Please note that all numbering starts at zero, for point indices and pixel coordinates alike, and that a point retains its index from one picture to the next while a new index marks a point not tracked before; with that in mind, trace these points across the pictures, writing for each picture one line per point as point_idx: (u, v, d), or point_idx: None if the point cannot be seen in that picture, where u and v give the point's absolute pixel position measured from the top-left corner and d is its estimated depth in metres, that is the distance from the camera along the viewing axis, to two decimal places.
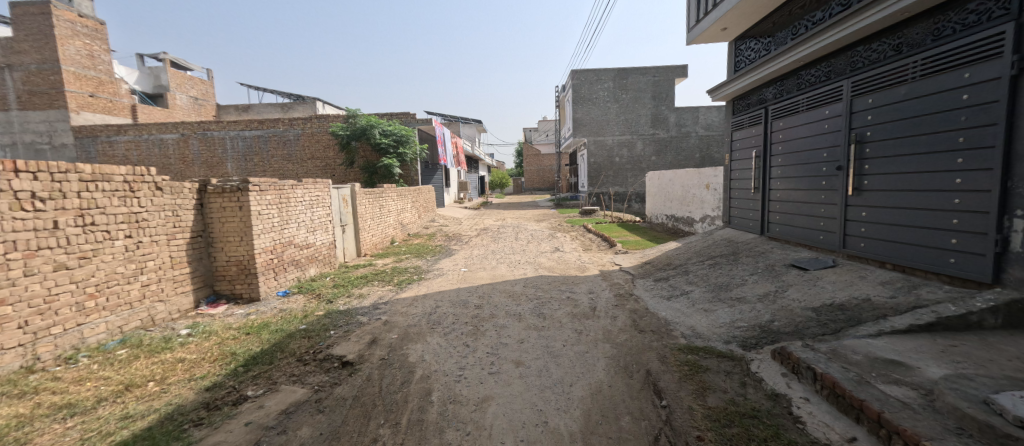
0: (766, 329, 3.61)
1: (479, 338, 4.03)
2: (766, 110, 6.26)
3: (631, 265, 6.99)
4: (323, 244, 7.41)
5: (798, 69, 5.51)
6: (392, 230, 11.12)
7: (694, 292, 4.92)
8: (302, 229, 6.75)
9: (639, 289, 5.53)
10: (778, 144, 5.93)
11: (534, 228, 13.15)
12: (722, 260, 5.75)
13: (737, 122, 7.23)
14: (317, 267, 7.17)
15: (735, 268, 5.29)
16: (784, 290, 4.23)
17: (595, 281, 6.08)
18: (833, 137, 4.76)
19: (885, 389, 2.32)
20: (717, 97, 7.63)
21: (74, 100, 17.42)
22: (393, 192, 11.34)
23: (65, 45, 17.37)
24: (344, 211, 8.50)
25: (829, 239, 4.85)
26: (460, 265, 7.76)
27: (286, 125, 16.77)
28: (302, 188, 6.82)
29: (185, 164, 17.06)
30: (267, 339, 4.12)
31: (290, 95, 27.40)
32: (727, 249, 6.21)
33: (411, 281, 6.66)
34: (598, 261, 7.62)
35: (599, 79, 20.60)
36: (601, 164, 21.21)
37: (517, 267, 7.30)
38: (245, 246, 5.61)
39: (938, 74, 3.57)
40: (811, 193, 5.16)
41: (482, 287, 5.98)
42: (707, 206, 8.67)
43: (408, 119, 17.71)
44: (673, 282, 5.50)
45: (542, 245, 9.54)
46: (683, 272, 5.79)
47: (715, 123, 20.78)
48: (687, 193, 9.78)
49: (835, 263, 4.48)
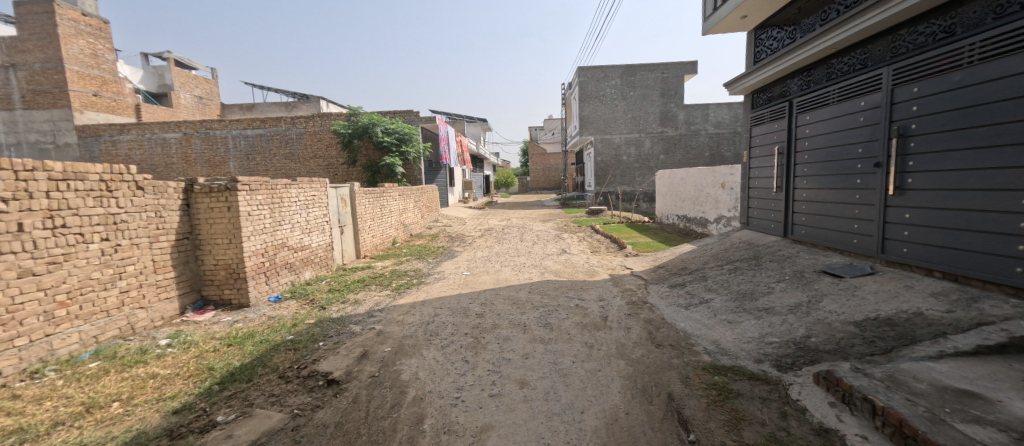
0: (802, 346, 3.20)
1: (479, 352, 3.66)
2: (790, 103, 5.82)
3: (643, 269, 6.59)
4: (319, 246, 7.09)
5: (828, 57, 5.08)
6: (393, 230, 10.81)
7: (714, 300, 4.51)
8: (296, 230, 6.42)
9: (654, 296, 5.13)
10: (803, 140, 5.51)
11: (540, 229, 12.76)
12: (743, 265, 5.33)
13: (756, 117, 6.79)
14: (313, 270, 6.85)
15: (759, 274, 4.86)
16: (819, 300, 3.80)
17: (606, 287, 5.69)
18: (870, 131, 4.34)
19: (967, 431, 1.92)
20: (735, 90, 7.19)
21: (77, 99, 17.34)
22: (394, 192, 11.00)
23: (69, 44, 17.30)
24: (342, 211, 8.18)
25: (865, 243, 4.42)
26: (461, 268, 7.40)
27: (288, 123, 16.53)
28: (297, 187, 6.50)
29: (188, 164, 16.90)
30: (250, 352, 3.79)
31: (295, 94, 27.24)
32: (747, 253, 5.78)
33: (410, 286, 6.30)
34: (608, 264, 7.20)
35: (606, 76, 20.18)
36: (609, 162, 20.73)
37: (522, 270, 6.93)
38: (234, 249, 5.29)
39: (1001, 57, 3.14)
40: (843, 193, 4.74)
41: (485, 293, 5.61)
42: (722, 206, 8.22)
43: (411, 118, 17.39)
44: (690, 288, 5.09)
45: (548, 247, 9.16)
46: (701, 277, 5.38)
47: (726, 120, 20.22)
48: (700, 193, 9.33)
49: (873, 270, 4.06)
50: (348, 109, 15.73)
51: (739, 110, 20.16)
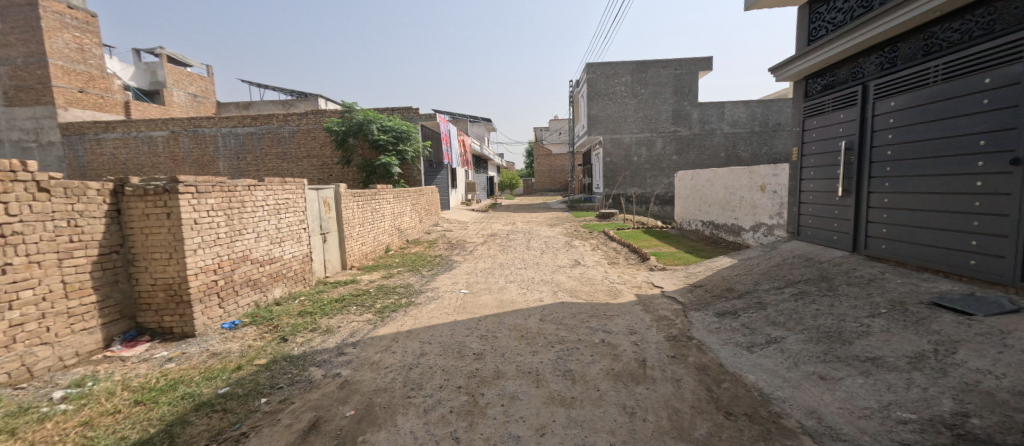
0: (965, 434, 2.10)
1: (475, 424, 2.58)
2: (863, 87, 4.73)
3: (676, 289, 5.48)
4: (294, 258, 6.06)
5: (925, 25, 3.97)
6: (386, 237, 9.78)
7: (788, 340, 3.43)
8: (263, 240, 5.41)
9: (700, 329, 4.04)
10: (884, 132, 4.43)
11: (548, 235, 11.67)
12: (811, 289, 4.23)
13: (812, 107, 5.71)
14: (284, 286, 5.80)
15: (839, 304, 3.76)
16: (952, 351, 2.71)
17: (635, 314, 4.62)
18: (1000, 116, 3.25)
19: None
20: (783, 77, 6.10)
21: (61, 95, 16.48)
22: (388, 193, 10.01)
23: (53, 37, 16.41)
24: (324, 216, 7.16)
25: (991, 266, 3.33)
26: (459, 284, 6.32)
27: (280, 121, 15.61)
28: (264, 189, 5.46)
29: (175, 163, 15.99)
30: (158, 419, 2.73)
31: (293, 92, 26.35)
32: (811, 271, 4.68)
33: (397, 308, 5.22)
34: (631, 281, 6.10)
35: (616, 72, 19.10)
36: (618, 163, 19.58)
37: (531, 288, 5.86)
38: (175, 267, 4.25)
39: None
40: (954, 199, 3.65)
41: (485, 320, 4.53)
42: (762, 212, 7.11)
43: (411, 115, 16.35)
44: (747, 320, 3.99)
45: (560, 258, 8.08)
46: (759, 304, 4.27)
47: (742, 119, 19.07)
48: (732, 196, 8.20)
49: (1017, 306, 2.96)
50: (342, 105, 14.79)
51: (756, 108, 18.99)
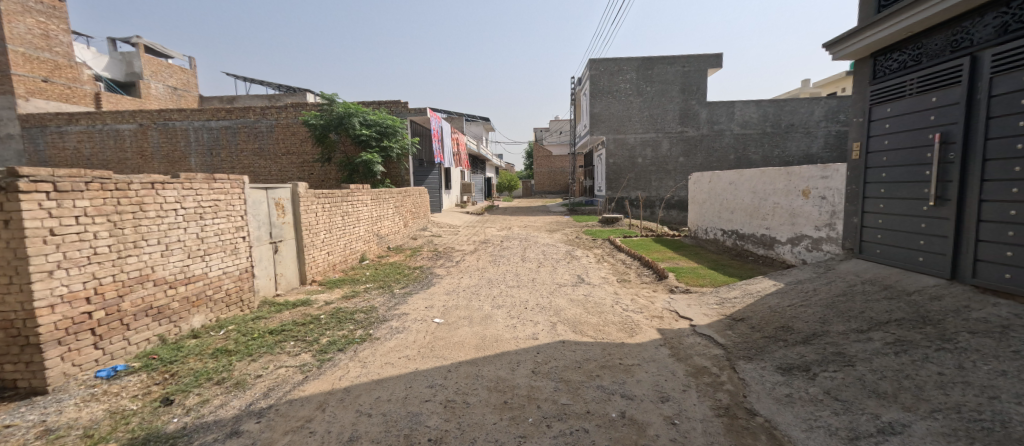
0: None
1: None
2: (971, 59, 3.52)
3: (710, 323, 4.23)
4: (226, 275, 4.83)
5: None
6: (362, 244, 8.55)
7: (917, 431, 2.19)
8: (175, 254, 4.17)
9: (761, 397, 2.79)
10: (1007, 117, 3.21)
11: (546, 243, 10.44)
12: (913, 336, 2.99)
13: (884, 91, 4.49)
14: (207, 313, 4.56)
15: (975, 369, 2.52)
16: None
17: (663, 363, 3.39)
18: None
19: None
20: (842, 54, 4.92)
21: (23, 85, 15.08)
22: (365, 194, 8.80)
23: (13, 22, 15.15)
24: (277, 222, 5.93)
25: None
26: (435, 309, 5.07)
27: (257, 114, 14.44)
28: (178, 187, 4.23)
29: (144, 159, 14.77)
30: None
31: (280, 87, 25.15)
32: (902, 307, 3.44)
33: (346, 346, 3.96)
34: (649, 310, 4.83)
35: (621, 69, 17.87)
36: (622, 165, 18.32)
37: (523, 317, 4.63)
38: (17, 296, 2.99)
39: None
40: None
41: (457, 372, 3.29)
42: (804, 222, 5.92)
43: (399, 110, 15.07)
44: (834, 386, 2.73)
45: (560, 273, 6.84)
46: (842, 357, 3.01)
47: (753, 120, 17.88)
48: (764, 203, 6.97)
49: None
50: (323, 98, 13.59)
51: (768, 108, 17.78)
